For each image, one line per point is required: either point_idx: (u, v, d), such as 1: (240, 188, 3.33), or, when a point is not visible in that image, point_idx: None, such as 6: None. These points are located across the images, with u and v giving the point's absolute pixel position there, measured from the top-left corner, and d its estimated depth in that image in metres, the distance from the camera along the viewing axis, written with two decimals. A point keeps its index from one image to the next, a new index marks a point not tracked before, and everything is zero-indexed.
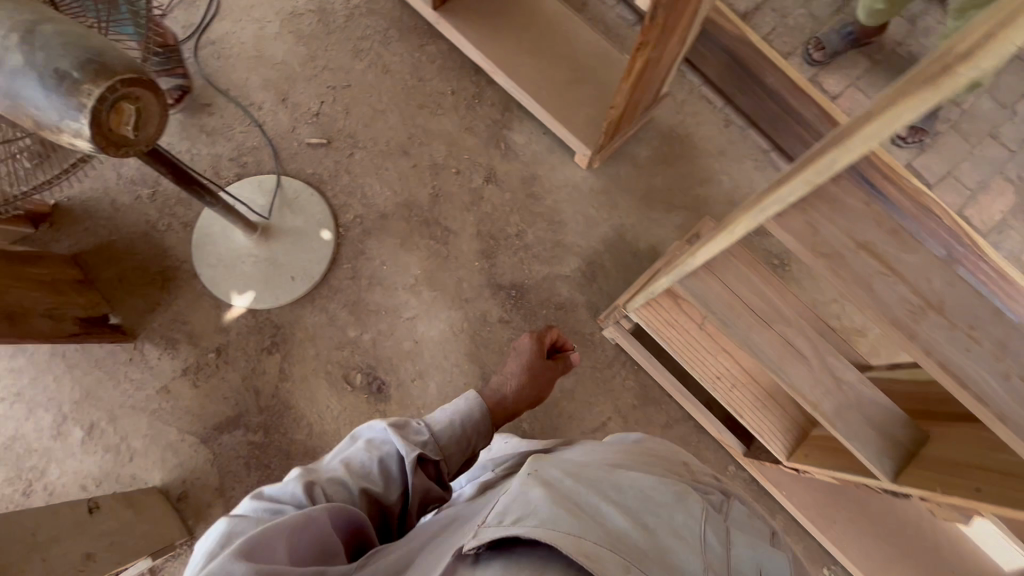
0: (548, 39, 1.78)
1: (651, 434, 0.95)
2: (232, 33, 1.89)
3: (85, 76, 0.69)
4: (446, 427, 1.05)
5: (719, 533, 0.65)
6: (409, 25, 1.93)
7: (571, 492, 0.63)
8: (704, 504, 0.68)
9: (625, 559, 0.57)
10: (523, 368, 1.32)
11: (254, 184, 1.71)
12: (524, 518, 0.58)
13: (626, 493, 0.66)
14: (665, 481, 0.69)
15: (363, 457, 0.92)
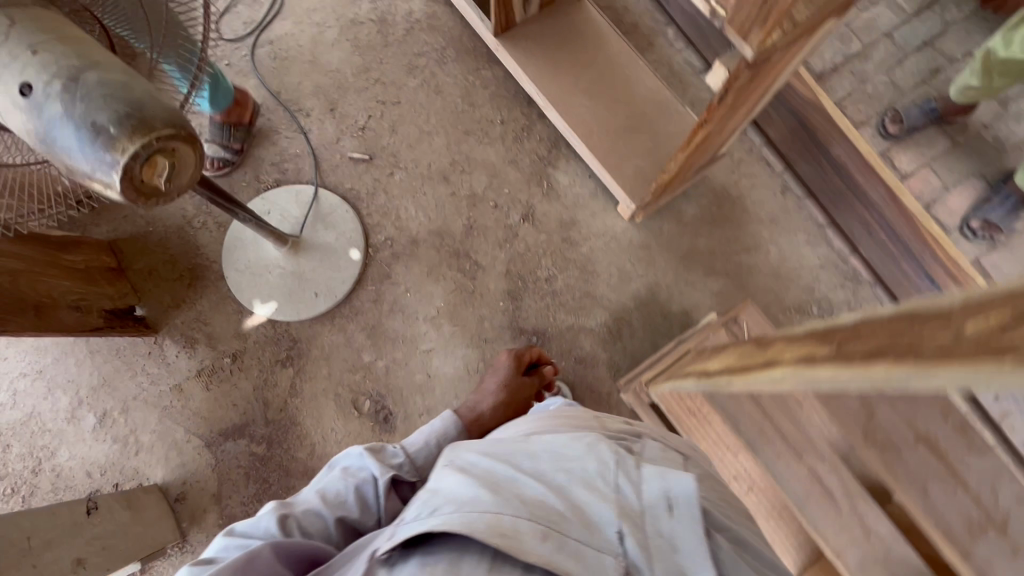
0: (608, 81, 1.71)
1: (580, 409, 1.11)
2: (291, 34, 1.88)
3: (122, 132, 0.67)
4: (422, 449, 1.12)
5: (629, 473, 0.79)
6: (467, 47, 1.89)
7: (480, 475, 0.77)
8: (613, 451, 0.83)
9: (543, 521, 0.69)
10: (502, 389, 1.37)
11: (291, 194, 1.70)
12: (436, 513, 0.70)
13: (540, 467, 0.80)
14: (572, 442, 0.84)
15: (338, 484, 0.98)
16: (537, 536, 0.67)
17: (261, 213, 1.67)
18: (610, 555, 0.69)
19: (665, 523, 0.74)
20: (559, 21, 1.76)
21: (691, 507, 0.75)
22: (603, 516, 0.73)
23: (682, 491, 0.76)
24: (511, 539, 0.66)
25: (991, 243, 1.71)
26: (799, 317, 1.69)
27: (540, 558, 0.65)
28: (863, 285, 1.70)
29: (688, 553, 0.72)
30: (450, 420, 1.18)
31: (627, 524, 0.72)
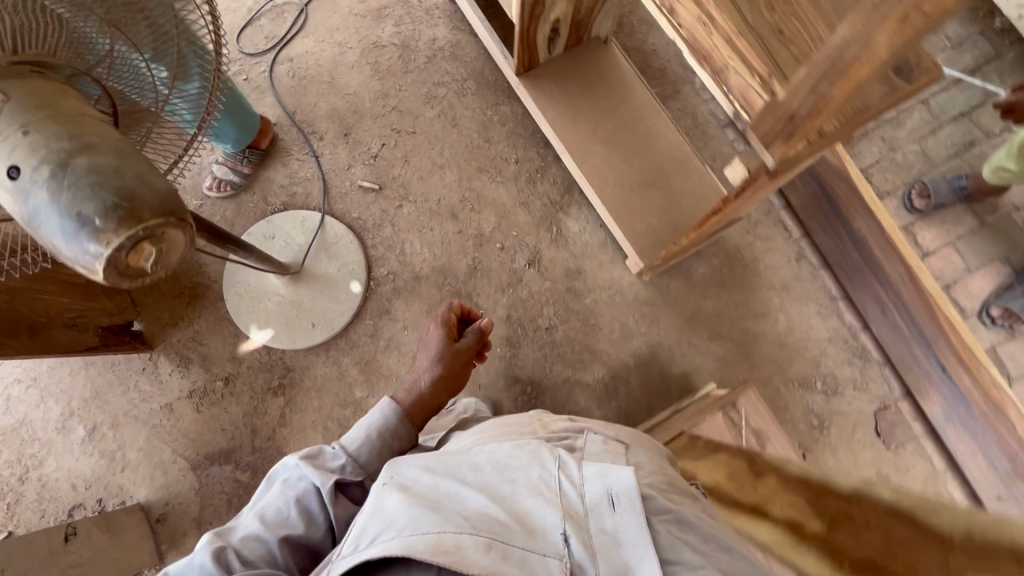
0: (627, 131, 1.67)
1: (529, 418, 1.14)
2: (311, 52, 1.85)
3: (107, 225, 0.64)
4: (364, 444, 1.07)
5: (570, 473, 0.82)
6: (488, 80, 1.85)
7: (424, 490, 0.80)
8: (553, 456, 0.86)
9: (485, 533, 0.72)
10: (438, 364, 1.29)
11: (297, 219, 1.68)
12: (377, 539, 0.72)
13: (484, 479, 0.82)
14: (514, 452, 0.87)
15: (278, 503, 0.93)
16: (478, 549, 0.69)
17: (266, 236, 1.66)
18: (554, 559, 0.72)
19: (608, 519, 0.77)
20: (584, 64, 1.72)
21: (632, 501, 0.78)
22: (546, 521, 0.76)
23: (622, 486, 0.79)
24: (452, 554, 0.68)
25: (1010, 332, 1.65)
26: (802, 390, 1.65)
27: (481, 568, 0.67)
28: (872, 364, 1.66)
29: (633, 548, 0.74)
30: (389, 408, 1.12)
31: (570, 525, 0.75)
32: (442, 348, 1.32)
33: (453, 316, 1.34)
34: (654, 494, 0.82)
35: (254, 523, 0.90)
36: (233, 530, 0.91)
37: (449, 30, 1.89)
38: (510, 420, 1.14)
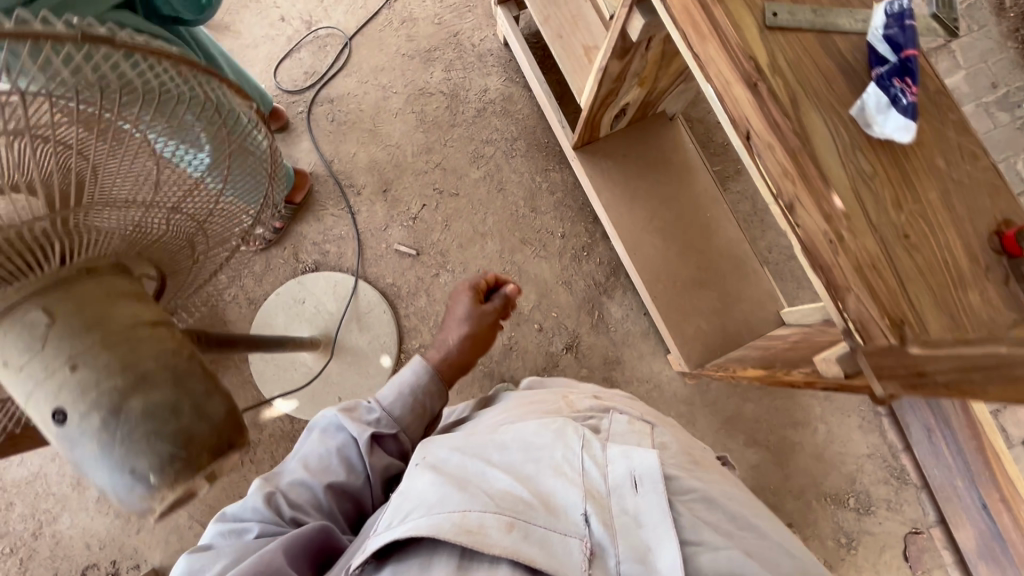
0: (685, 223, 1.58)
1: (557, 395, 1.08)
2: (354, 94, 1.72)
3: (163, 481, 0.57)
4: (397, 398, 1.01)
5: (594, 452, 0.79)
6: (540, 142, 1.73)
7: (452, 468, 0.78)
8: (580, 435, 0.82)
9: (508, 511, 0.70)
10: (468, 324, 1.20)
11: (329, 284, 1.60)
12: (408, 517, 0.71)
13: (508, 458, 0.80)
14: (539, 431, 0.83)
15: (319, 451, 0.93)
16: (501, 530, 0.68)
17: (296, 299, 1.58)
18: (575, 540, 0.69)
19: (631, 501, 0.73)
20: (646, 144, 1.60)
21: (656, 483, 0.74)
22: (568, 501, 0.73)
23: (645, 468, 0.76)
24: (476, 534, 0.67)
25: None
26: (834, 506, 1.61)
27: (504, 549, 0.66)
28: (909, 486, 1.62)
29: (652, 530, 0.71)
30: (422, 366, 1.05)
31: (592, 506, 0.72)
32: (468, 308, 1.23)
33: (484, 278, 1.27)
34: (680, 474, 0.78)
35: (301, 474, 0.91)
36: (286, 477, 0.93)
37: (502, 80, 1.76)
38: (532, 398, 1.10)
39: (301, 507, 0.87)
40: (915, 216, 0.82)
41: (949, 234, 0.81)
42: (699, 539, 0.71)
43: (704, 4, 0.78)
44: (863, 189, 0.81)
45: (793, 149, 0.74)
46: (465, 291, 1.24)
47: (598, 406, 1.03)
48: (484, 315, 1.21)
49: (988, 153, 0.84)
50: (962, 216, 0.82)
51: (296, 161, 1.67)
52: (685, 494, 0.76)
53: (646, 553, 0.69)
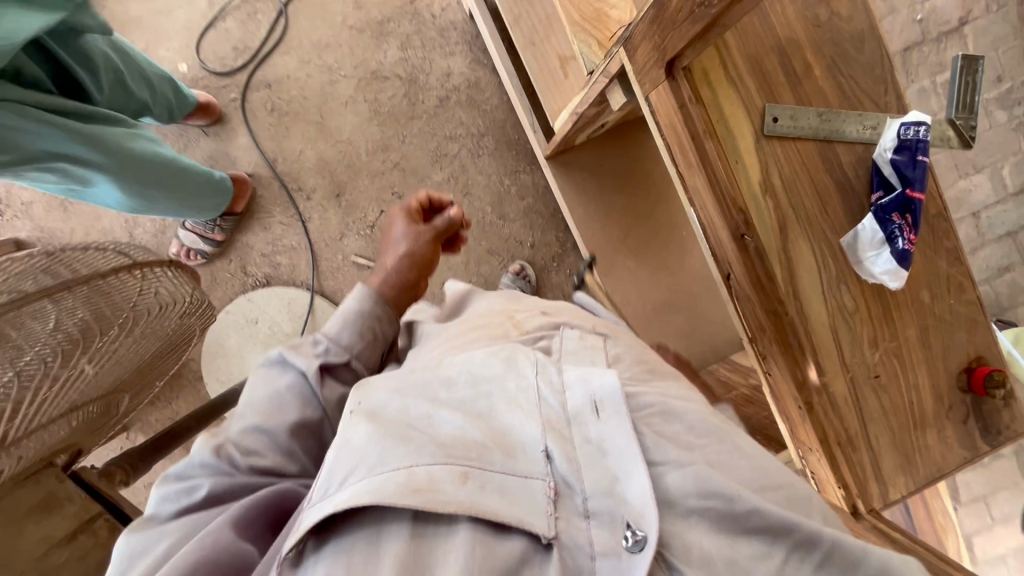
0: (660, 241, 1.50)
1: (494, 302, 0.82)
2: (294, 78, 1.49)
3: None
4: (345, 331, 0.72)
5: (548, 377, 0.60)
6: (509, 138, 1.57)
7: (386, 414, 0.58)
8: (533, 358, 0.63)
9: (460, 459, 0.52)
10: (403, 246, 0.86)
11: (283, 301, 1.50)
12: (341, 484, 0.50)
13: (456, 393, 0.61)
14: (484, 356, 0.64)
15: (258, 394, 0.64)
16: (452, 483, 0.50)
17: (249, 318, 1.49)
18: (539, 483, 0.52)
19: (593, 428, 0.55)
20: (625, 154, 1.47)
21: (619, 403, 0.55)
22: (525, 436, 0.55)
23: (606, 388, 0.57)
24: (426, 492, 0.49)
25: None
26: None
27: (461, 506, 0.49)
28: None
29: (624, 457, 0.52)
30: (365, 295, 0.76)
31: (555, 440, 0.54)
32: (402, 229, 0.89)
33: (425, 192, 0.94)
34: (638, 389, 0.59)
35: (245, 421, 0.62)
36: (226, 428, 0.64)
37: (467, 62, 1.54)
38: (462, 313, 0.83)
39: (252, 455, 0.59)
40: (889, 355, 0.78)
41: (919, 374, 0.79)
42: (688, 462, 0.51)
43: (694, 132, 0.67)
44: (839, 327, 0.77)
45: (765, 287, 0.74)
46: (401, 207, 0.91)
47: (544, 310, 0.79)
48: (424, 233, 0.88)
49: (976, 285, 0.79)
50: (936, 353, 0.79)
51: (234, 160, 1.48)
52: (667, 419, 0.57)
53: (617, 484, 0.51)
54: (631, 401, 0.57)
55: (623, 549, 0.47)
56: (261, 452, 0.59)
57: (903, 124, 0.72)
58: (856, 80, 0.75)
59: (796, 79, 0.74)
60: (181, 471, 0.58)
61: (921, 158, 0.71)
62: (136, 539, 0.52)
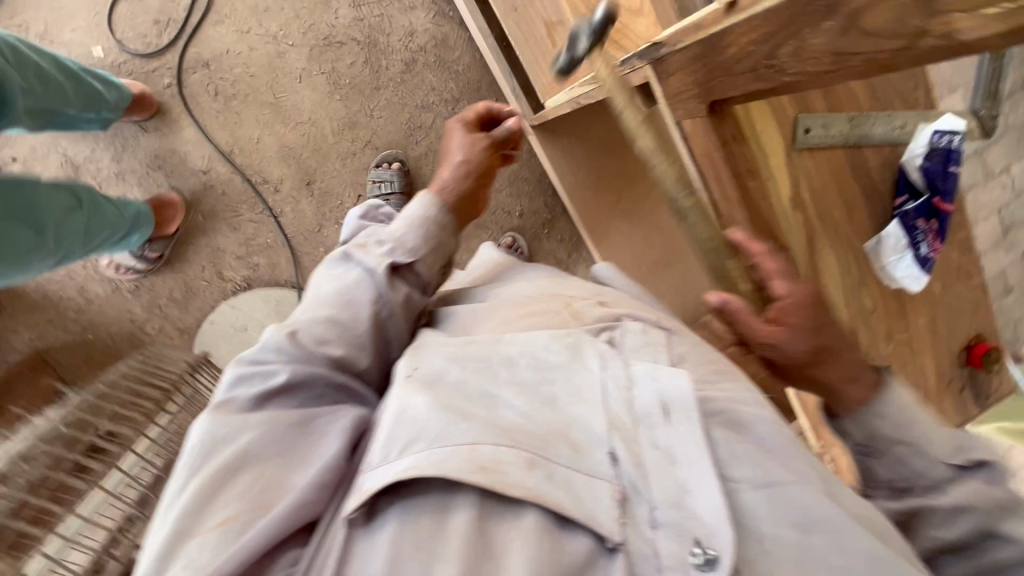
0: (652, 201, 1.47)
1: (548, 287, 0.77)
2: (235, 52, 1.29)
3: None
4: (412, 234, 0.71)
5: (614, 375, 0.57)
6: (488, 100, 1.43)
7: (451, 389, 0.58)
8: (599, 350, 0.61)
9: (528, 443, 0.51)
10: (460, 155, 0.82)
11: (270, 304, 1.42)
12: (408, 448, 0.50)
13: (517, 374, 0.60)
14: (548, 339, 0.62)
15: (330, 287, 0.67)
16: (518, 468, 0.49)
17: (236, 326, 1.41)
18: (604, 485, 0.50)
19: (662, 434, 0.52)
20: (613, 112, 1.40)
21: (689, 410, 0.52)
22: (590, 434, 0.53)
23: (679, 392, 0.54)
24: (493, 472, 0.48)
25: None
26: None
27: (527, 491, 0.48)
28: None
29: (694, 468, 0.50)
30: (429, 201, 0.74)
31: (621, 440, 0.52)
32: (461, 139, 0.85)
33: (486, 103, 0.89)
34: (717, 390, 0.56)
35: (315, 314, 0.64)
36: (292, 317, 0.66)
37: (431, 16, 1.37)
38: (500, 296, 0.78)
39: (325, 344, 0.62)
40: (901, 345, 0.82)
41: (927, 359, 0.84)
42: (767, 480, 0.49)
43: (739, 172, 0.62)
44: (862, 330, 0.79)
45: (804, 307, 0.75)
46: (457, 119, 0.87)
47: (599, 297, 0.73)
48: (481, 141, 0.83)
49: (981, 272, 0.84)
50: (942, 338, 0.84)
51: (184, 157, 1.32)
52: (742, 428, 0.53)
53: (686, 497, 0.49)
54: (711, 405, 0.54)
55: (691, 565, 0.46)
56: (335, 343, 0.62)
57: (937, 133, 0.74)
58: (890, 83, 0.74)
59: (822, 88, 0.72)
60: (255, 354, 0.60)
61: (949, 168, 0.74)
62: (216, 424, 0.53)
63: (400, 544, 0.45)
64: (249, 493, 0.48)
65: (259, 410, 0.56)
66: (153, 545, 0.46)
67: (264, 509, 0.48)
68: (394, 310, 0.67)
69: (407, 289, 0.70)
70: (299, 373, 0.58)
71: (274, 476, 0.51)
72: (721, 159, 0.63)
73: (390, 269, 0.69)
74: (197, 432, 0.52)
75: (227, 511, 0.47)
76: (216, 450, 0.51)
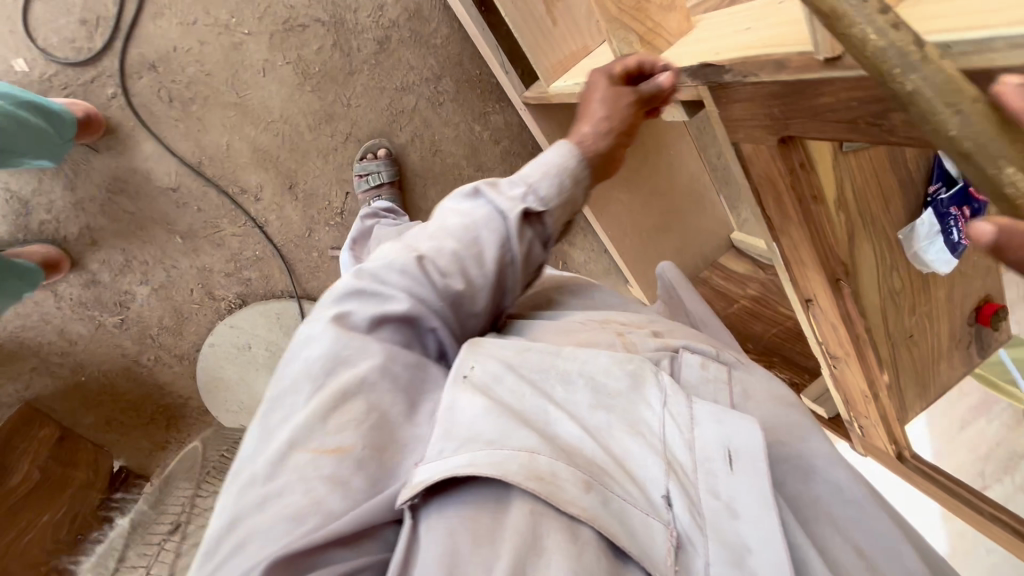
0: (650, 166, 1.43)
1: (593, 311, 0.70)
2: (184, 49, 1.14)
3: None
4: (548, 182, 0.59)
5: (673, 414, 0.52)
6: (471, 75, 1.33)
7: (506, 396, 0.52)
8: (661, 382, 0.54)
9: (585, 464, 0.47)
10: (601, 111, 0.62)
11: (269, 318, 1.35)
12: (457, 450, 0.46)
13: (575, 397, 0.54)
14: (610, 359, 0.56)
15: (456, 224, 0.59)
16: (574, 489, 0.44)
17: (239, 345, 1.35)
18: (658, 526, 0.45)
19: (723, 483, 0.48)
20: None
21: (757, 461, 0.48)
22: (644, 475, 0.48)
23: (747, 440, 0.49)
24: (550, 485, 0.44)
25: None
26: None
27: (585, 514, 0.43)
28: None
29: (753, 522, 0.46)
30: (569, 147, 0.60)
31: (679, 485, 0.47)
32: (605, 88, 0.64)
33: (644, 57, 0.65)
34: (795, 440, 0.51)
35: (436, 234, 0.59)
36: (411, 230, 0.61)
37: None
38: (533, 325, 0.69)
39: (448, 277, 0.56)
40: (923, 316, 0.88)
41: (942, 323, 0.91)
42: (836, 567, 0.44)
43: (801, 199, 0.62)
44: (890, 310, 0.84)
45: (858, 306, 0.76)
46: (603, 69, 0.65)
47: (651, 326, 0.66)
48: (628, 96, 0.62)
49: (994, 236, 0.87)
50: (953, 303, 0.90)
51: (147, 175, 1.19)
52: (806, 482, 0.48)
53: (745, 557, 0.44)
54: (774, 453, 0.49)
55: None
56: (458, 279, 0.56)
57: None
58: None
59: None
60: (378, 270, 0.57)
61: None
62: (340, 342, 0.51)
63: (458, 541, 0.42)
64: (366, 430, 0.48)
65: (374, 333, 0.54)
66: (274, 440, 0.48)
67: (380, 453, 0.47)
68: (518, 258, 0.59)
69: (533, 238, 0.61)
70: (418, 309, 0.55)
71: (388, 419, 0.50)
72: (787, 184, 0.61)
73: (520, 218, 0.58)
74: (321, 343, 0.52)
75: (345, 441, 0.47)
76: (337, 370, 0.51)
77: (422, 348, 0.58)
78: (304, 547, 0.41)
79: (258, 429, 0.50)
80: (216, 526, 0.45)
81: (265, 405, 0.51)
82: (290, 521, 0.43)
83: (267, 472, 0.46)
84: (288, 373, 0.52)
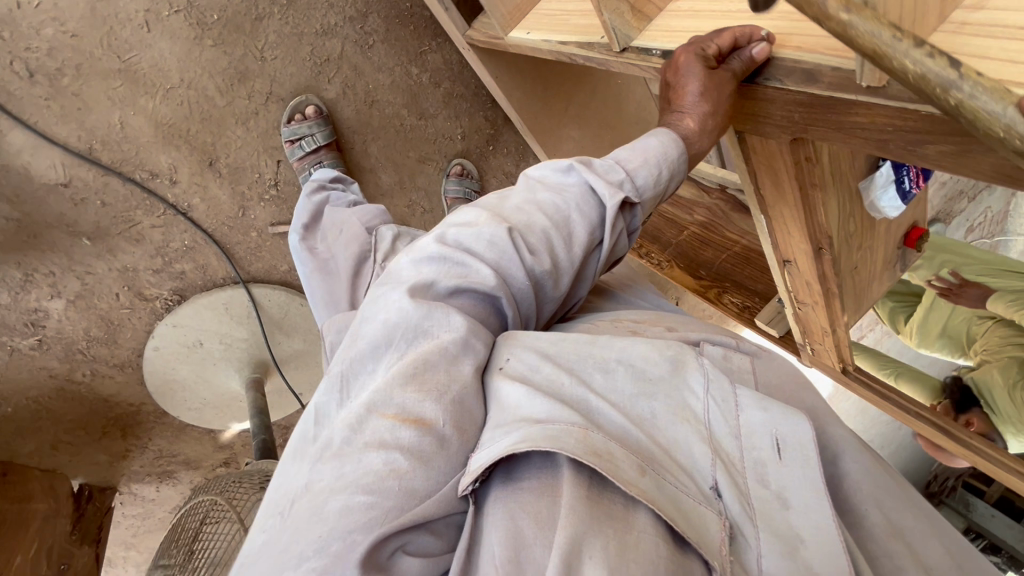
0: (600, 98, 1.32)
1: (604, 314, 0.66)
2: (33, 5, 0.95)
3: None
4: (647, 171, 0.56)
5: (723, 405, 0.48)
6: (398, 9, 1.18)
7: (544, 385, 0.46)
8: (703, 367, 0.50)
9: (636, 445, 0.43)
10: (698, 114, 0.56)
11: (215, 311, 1.21)
12: (508, 431, 0.41)
13: (615, 384, 0.47)
14: (647, 346, 0.50)
15: (547, 198, 0.56)
16: (630, 470, 0.40)
17: (188, 344, 1.21)
18: (711, 515, 0.41)
19: (772, 472, 0.45)
20: None
21: (805, 452, 0.45)
22: (695, 459, 0.44)
23: (795, 429, 0.46)
24: (607, 461, 0.39)
25: None
26: None
27: (641, 494, 0.38)
28: None
29: (807, 512, 0.43)
30: (671, 136, 0.57)
31: (727, 475, 0.44)
32: (710, 82, 0.54)
33: (741, 28, 0.54)
34: (830, 431, 0.51)
35: (526, 206, 0.56)
36: (498, 198, 0.58)
37: None
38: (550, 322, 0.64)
39: (535, 254, 0.53)
40: (867, 248, 0.97)
41: (879, 246, 1.00)
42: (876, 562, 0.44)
43: (802, 185, 0.65)
44: (846, 252, 0.92)
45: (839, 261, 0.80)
46: (696, 50, 0.54)
47: (664, 324, 0.64)
48: (727, 93, 0.55)
49: None
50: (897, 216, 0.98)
51: (26, 171, 1.01)
52: (835, 463, 0.49)
53: (799, 548, 0.41)
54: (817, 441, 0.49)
55: None
56: (547, 258, 0.54)
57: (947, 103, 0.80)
58: None
59: None
60: (464, 235, 0.54)
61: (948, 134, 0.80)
62: (422, 308, 0.48)
63: (521, 528, 0.38)
64: (447, 406, 0.44)
65: (452, 300, 0.51)
66: (351, 403, 0.45)
67: (460, 431, 0.44)
68: (608, 245, 0.57)
69: (623, 229, 0.58)
70: (505, 286, 0.52)
71: (468, 393, 0.46)
72: (791, 173, 0.64)
73: (619, 206, 0.55)
74: (401, 308, 0.48)
75: (425, 414, 0.43)
76: (418, 341, 0.48)
77: (501, 323, 0.55)
78: (380, 535, 0.38)
79: (337, 388, 0.47)
80: (293, 486, 0.43)
81: (342, 364, 0.48)
82: (350, 488, 0.40)
83: (345, 436, 0.43)
84: (365, 334, 0.48)
